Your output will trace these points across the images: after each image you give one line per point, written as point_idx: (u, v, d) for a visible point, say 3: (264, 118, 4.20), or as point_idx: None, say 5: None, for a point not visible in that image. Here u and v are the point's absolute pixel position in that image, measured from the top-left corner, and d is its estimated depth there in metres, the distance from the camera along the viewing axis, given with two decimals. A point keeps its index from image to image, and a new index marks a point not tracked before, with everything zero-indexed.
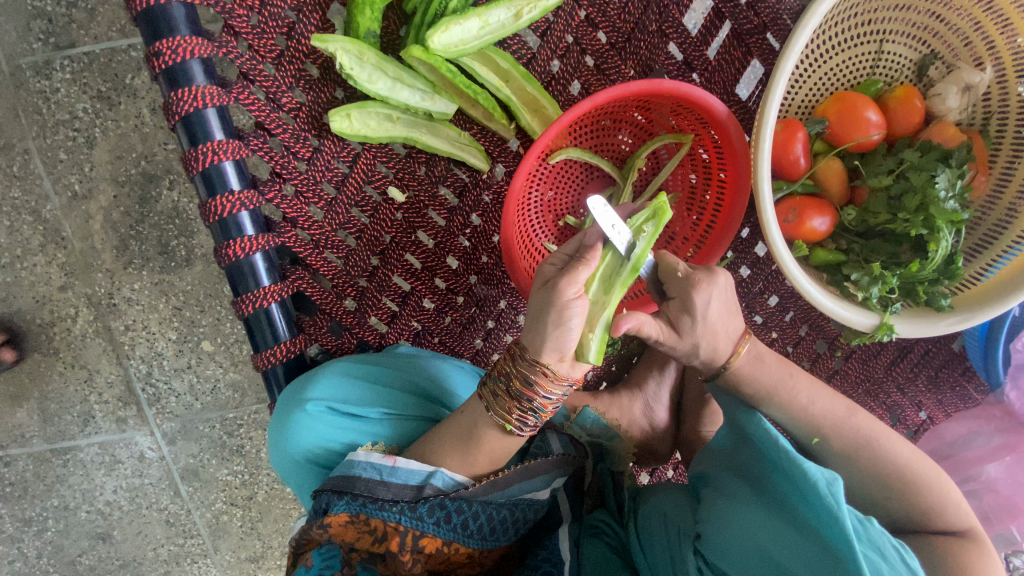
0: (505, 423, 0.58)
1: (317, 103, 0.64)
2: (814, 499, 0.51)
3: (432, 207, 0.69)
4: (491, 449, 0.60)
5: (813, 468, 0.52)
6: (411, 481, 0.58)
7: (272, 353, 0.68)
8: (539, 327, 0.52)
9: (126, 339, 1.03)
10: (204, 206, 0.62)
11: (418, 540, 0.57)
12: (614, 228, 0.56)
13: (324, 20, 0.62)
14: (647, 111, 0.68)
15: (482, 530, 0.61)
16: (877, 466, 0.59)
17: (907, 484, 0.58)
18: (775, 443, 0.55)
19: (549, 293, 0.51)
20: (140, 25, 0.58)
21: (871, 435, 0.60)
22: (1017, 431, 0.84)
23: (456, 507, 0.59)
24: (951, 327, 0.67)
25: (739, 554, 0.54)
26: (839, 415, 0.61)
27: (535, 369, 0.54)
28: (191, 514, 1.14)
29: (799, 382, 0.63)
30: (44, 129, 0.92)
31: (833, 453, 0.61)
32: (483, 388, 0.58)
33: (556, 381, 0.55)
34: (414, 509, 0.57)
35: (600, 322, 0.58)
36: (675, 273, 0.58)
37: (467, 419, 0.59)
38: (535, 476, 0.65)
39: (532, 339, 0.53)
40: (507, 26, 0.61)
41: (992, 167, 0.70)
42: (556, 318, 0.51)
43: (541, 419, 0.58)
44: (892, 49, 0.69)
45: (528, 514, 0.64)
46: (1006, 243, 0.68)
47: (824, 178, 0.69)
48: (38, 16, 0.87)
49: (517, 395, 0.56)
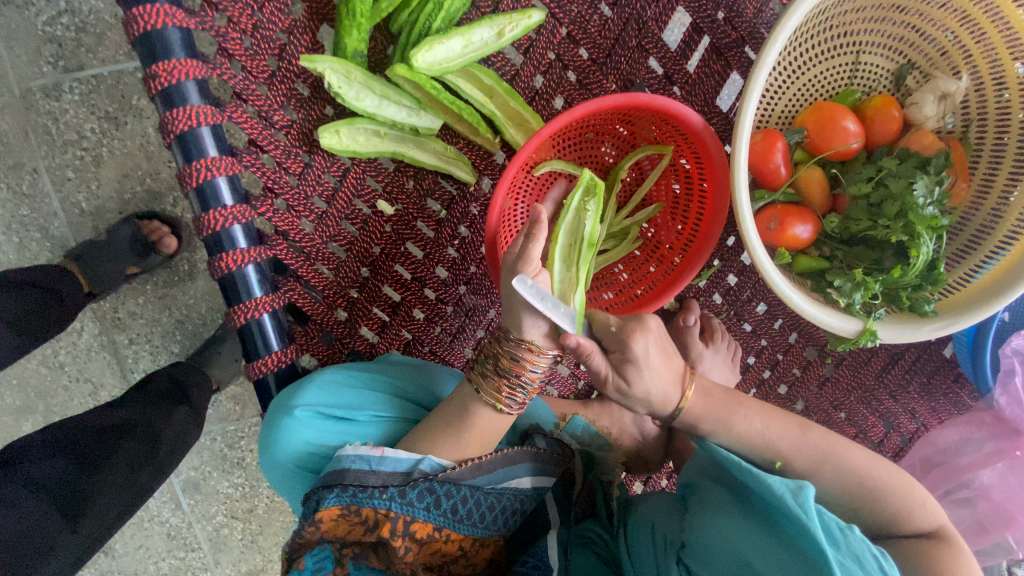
0: (497, 402, 0.59)
1: (308, 121, 0.66)
2: (783, 510, 0.52)
3: (420, 219, 0.71)
4: (480, 431, 0.61)
5: (777, 483, 0.53)
6: (400, 468, 0.58)
7: (264, 363, 0.69)
8: (514, 311, 0.55)
9: (130, 352, 1.05)
10: (198, 220, 0.64)
11: (410, 525, 0.57)
12: (546, 300, 0.53)
13: (315, 41, 0.64)
14: (629, 124, 0.70)
15: (472, 516, 0.61)
16: (841, 476, 0.59)
17: (872, 492, 0.58)
18: (739, 464, 0.57)
19: (513, 281, 0.54)
20: (137, 47, 0.60)
21: (831, 447, 0.60)
22: (1008, 438, 0.82)
23: (445, 491, 0.59)
24: (936, 332, 0.66)
25: (720, 563, 0.54)
26: (797, 435, 0.61)
27: (519, 346, 0.55)
28: (192, 527, 1.15)
29: (751, 407, 0.62)
30: (53, 148, 0.96)
31: (799, 471, 0.60)
32: (472, 372, 0.60)
33: (542, 356, 0.56)
34: (404, 494, 0.57)
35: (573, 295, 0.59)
36: (607, 329, 0.58)
37: (455, 404, 0.61)
38: (518, 464, 0.65)
39: (512, 318, 0.56)
40: (491, 45, 0.64)
41: (973, 174, 0.71)
42: (525, 301, 0.53)
43: (530, 396, 0.60)
44: (869, 60, 0.71)
45: (515, 503, 0.64)
46: (991, 246, 0.68)
47: (806, 187, 0.70)
48: (48, 40, 0.91)
49: (504, 371, 0.57)
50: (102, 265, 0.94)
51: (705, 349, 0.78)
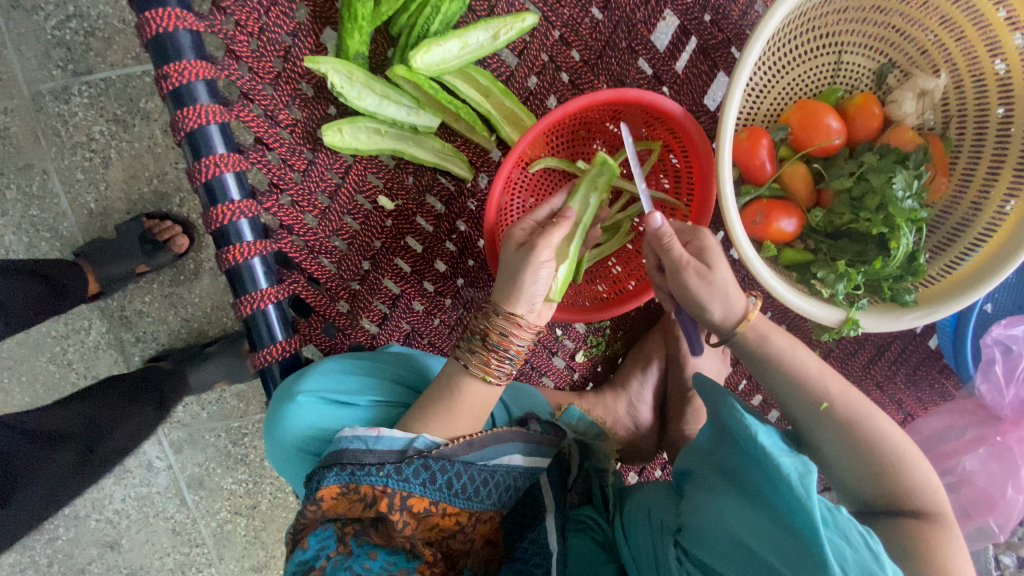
0: (485, 374, 0.63)
1: (312, 120, 0.69)
2: (785, 489, 0.53)
3: (419, 215, 0.74)
4: (471, 404, 0.64)
5: (786, 463, 0.54)
6: (395, 446, 0.60)
7: (269, 352, 0.72)
8: (512, 284, 0.60)
9: (137, 350, 1.08)
10: (206, 213, 0.67)
11: (406, 500, 0.59)
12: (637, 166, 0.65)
13: (318, 43, 0.67)
14: (620, 122, 0.73)
15: (466, 491, 0.63)
16: (870, 439, 0.62)
17: (896, 461, 0.61)
18: (754, 439, 0.57)
19: (527, 252, 0.59)
20: (150, 50, 0.64)
21: (867, 410, 0.63)
22: (990, 424, 0.84)
23: (439, 467, 0.61)
24: (914, 322, 0.69)
25: (718, 544, 0.56)
26: (843, 387, 0.65)
27: (509, 320, 0.60)
28: (197, 522, 1.17)
29: (804, 351, 0.67)
30: (63, 150, 0.99)
31: (835, 419, 0.63)
32: (459, 349, 0.64)
33: (528, 329, 0.62)
34: (400, 471, 0.59)
35: (561, 268, 0.67)
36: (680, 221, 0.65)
37: (444, 381, 0.64)
38: (508, 443, 0.67)
39: (504, 293, 0.61)
40: (486, 46, 0.67)
41: (953, 170, 0.74)
42: (531, 275, 0.59)
43: (516, 367, 0.64)
44: (851, 60, 0.73)
45: (507, 480, 0.67)
46: (969, 239, 0.71)
47: (790, 183, 0.73)
48: (58, 45, 0.95)
49: (493, 346, 0.61)
50: (110, 264, 0.97)
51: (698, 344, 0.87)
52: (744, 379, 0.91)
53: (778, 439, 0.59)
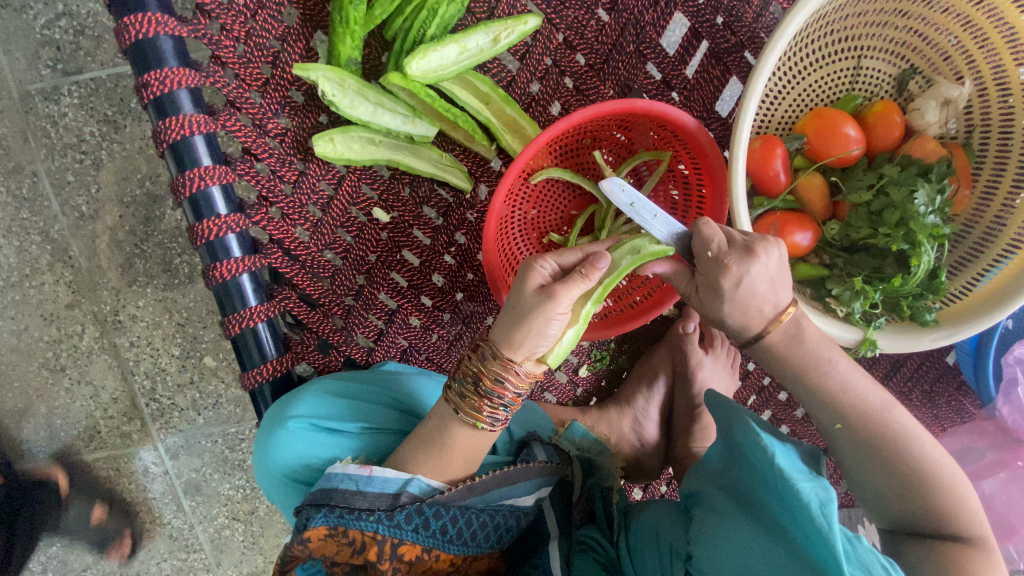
0: (476, 421, 0.59)
1: (303, 129, 0.66)
2: (803, 518, 0.50)
3: (416, 227, 0.71)
4: (461, 448, 0.60)
5: (806, 489, 0.51)
6: (387, 489, 0.58)
7: (259, 372, 0.69)
8: (519, 329, 0.55)
9: (131, 355, 1.06)
10: (191, 230, 0.64)
11: (397, 547, 0.57)
12: (633, 207, 0.58)
13: (308, 49, 0.64)
14: (627, 130, 0.69)
15: (462, 535, 0.60)
16: (896, 461, 0.60)
17: (926, 483, 0.59)
18: (771, 461, 0.54)
19: (547, 300, 0.53)
20: (129, 56, 0.60)
21: (898, 431, 0.60)
22: (1010, 448, 0.84)
23: (433, 512, 0.59)
24: (936, 342, 0.66)
25: None
26: (873, 408, 0.61)
27: (505, 365, 0.56)
28: (193, 528, 1.15)
29: (838, 362, 0.62)
30: (53, 152, 0.96)
31: (857, 437, 0.61)
32: (449, 391, 0.60)
33: (525, 377, 0.57)
34: (391, 518, 0.57)
35: (569, 332, 0.58)
36: (704, 253, 0.56)
37: (433, 424, 0.60)
38: (519, 484, 0.66)
39: (506, 337, 0.55)
40: (486, 51, 0.63)
41: (976, 181, 0.70)
42: (541, 326, 0.54)
43: (511, 413, 0.60)
44: (870, 65, 0.70)
45: (510, 521, 0.64)
46: (996, 252, 0.68)
47: (806, 195, 0.69)
48: (46, 44, 0.91)
49: (486, 393, 0.57)
50: None
51: (705, 356, 0.84)
52: (753, 395, 0.88)
53: (796, 459, 0.56)
